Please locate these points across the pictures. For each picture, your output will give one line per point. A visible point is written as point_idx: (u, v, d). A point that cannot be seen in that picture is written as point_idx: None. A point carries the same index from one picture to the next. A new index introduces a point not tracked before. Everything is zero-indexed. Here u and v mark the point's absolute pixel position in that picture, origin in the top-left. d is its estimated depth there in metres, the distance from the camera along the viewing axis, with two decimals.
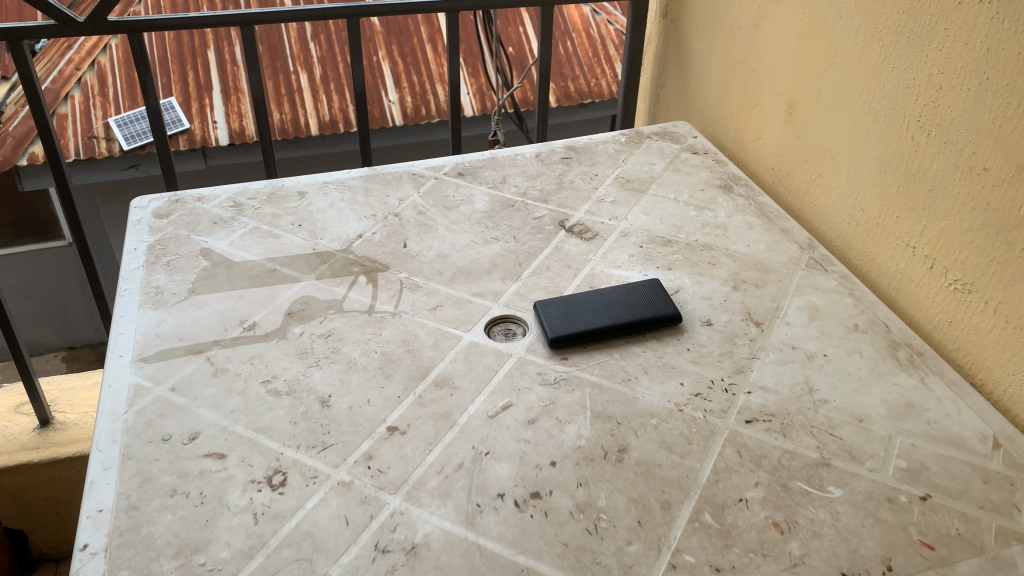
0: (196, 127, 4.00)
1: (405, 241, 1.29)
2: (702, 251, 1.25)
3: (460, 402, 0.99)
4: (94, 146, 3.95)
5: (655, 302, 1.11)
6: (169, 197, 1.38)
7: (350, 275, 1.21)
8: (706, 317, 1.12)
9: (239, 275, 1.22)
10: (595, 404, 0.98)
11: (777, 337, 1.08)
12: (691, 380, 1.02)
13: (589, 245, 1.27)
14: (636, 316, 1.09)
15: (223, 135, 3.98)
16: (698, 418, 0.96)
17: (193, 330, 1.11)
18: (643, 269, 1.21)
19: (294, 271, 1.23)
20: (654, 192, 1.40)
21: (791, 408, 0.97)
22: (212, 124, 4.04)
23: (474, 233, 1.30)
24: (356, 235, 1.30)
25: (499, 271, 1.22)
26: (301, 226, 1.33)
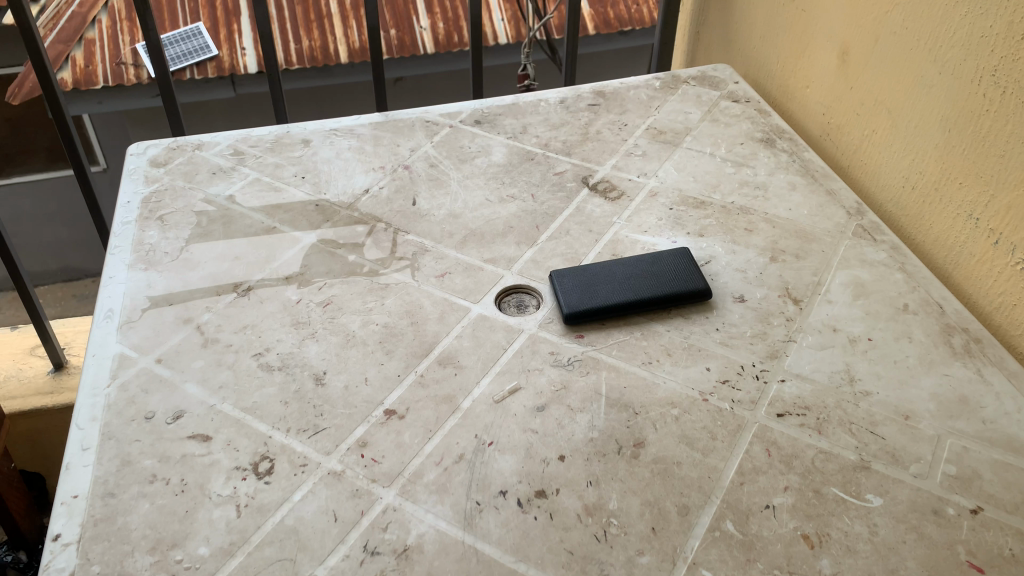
0: (224, 55, 3.87)
1: (415, 198, 1.20)
2: (738, 215, 1.14)
3: (464, 384, 0.91)
4: (123, 72, 3.82)
5: (682, 276, 1.01)
6: (167, 144, 1.30)
7: (354, 235, 1.13)
8: (739, 291, 1.02)
9: (236, 231, 1.14)
10: (612, 391, 0.90)
11: (817, 318, 0.98)
12: (719, 365, 0.93)
13: (614, 205, 1.17)
14: (660, 291, 0.99)
15: (252, 62, 3.86)
16: (725, 410, 0.87)
17: (184, 294, 1.03)
18: (672, 235, 1.10)
19: (295, 229, 1.14)
20: (688, 145, 1.28)
21: (829, 401, 0.88)
22: (240, 50, 3.92)
23: (489, 190, 1.21)
24: (363, 190, 1.21)
25: (514, 234, 1.12)
26: (304, 178, 1.24)
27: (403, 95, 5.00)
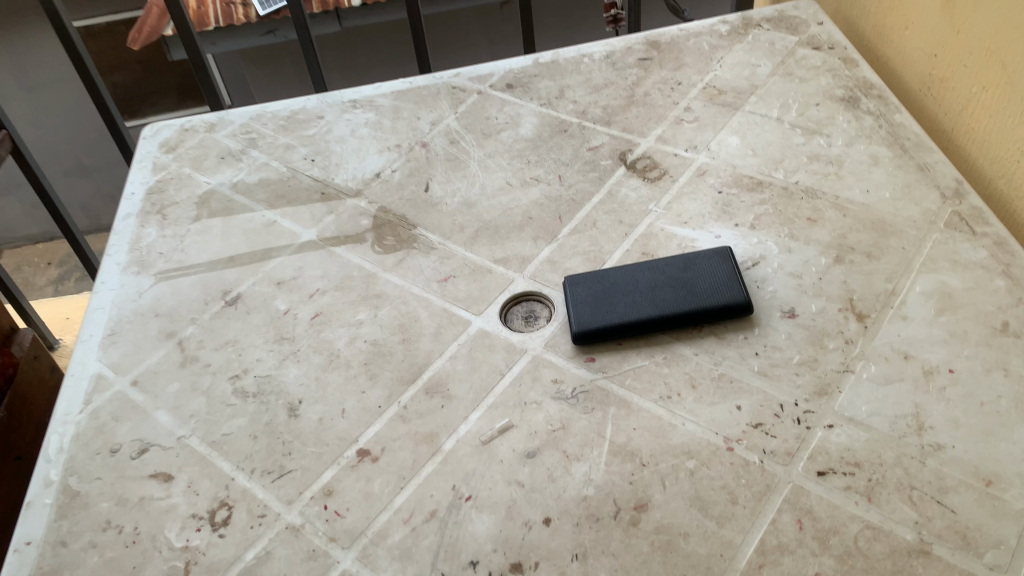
0: None
1: (428, 182, 1.07)
2: (801, 200, 0.94)
3: (450, 419, 0.80)
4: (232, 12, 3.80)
5: (711, 288, 0.84)
6: (180, 125, 1.23)
7: (357, 230, 1.02)
8: (790, 303, 0.84)
9: (235, 227, 1.05)
10: (617, 433, 0.76)
11: (885, 341, 0.79)
12: (753, 403, 0.77)
13: (652, 188, 1.00)
14: (685, 307, 0.83)
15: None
16: (752, 465, 0.72)
17: (171, 303, 0.96)
18: (717, 228, 0.93)
19: (295, 224, 1.04)
20: (751, 108, 1.08)
21: (886, 457, 0.71)
22: None
23: (512, 172, 1.06)
24: (374, 174, 1.09)
25: (531, 226, 0.98)
26: (314, 160, 1.13)
27: (502, 24, 4.80)
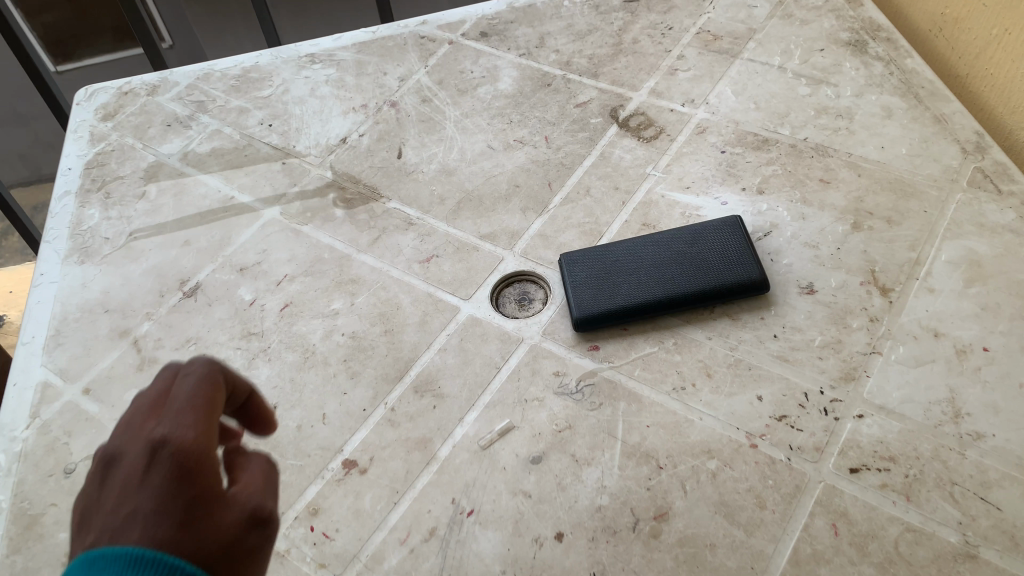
0: None
1: (401, 147, 0.97)
2: (811, 159, 0.87)
3: (444, 422, 0.73)
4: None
5: (722, 265, 0.77)
6: (117, 89, 1.11)
7: (325, 204, 0.92)
8: (807, 277, 0.77)
9: (189, 206, 0.94)
10: (629, 432, 0.69)
11: (912, 317, 0.73)
12: (775, 392, 0.70)
13: (648, 150, 0.91)
14: (694, 288, 0.76)
15: None
16: (778, 464, 0.66)
17: (122, 296, 0.86)
18: (722, 193, 0.85)
19: (255, 199, 0.94)
20: (750, 55, 0.99)
21: (922, 450, 0.65)
22: None
23: (493, 134, 0.97)
24: (339, 138, 0.99)
25: (519, 197, 0.89)
26: (271, 125, 1.02)
27: None
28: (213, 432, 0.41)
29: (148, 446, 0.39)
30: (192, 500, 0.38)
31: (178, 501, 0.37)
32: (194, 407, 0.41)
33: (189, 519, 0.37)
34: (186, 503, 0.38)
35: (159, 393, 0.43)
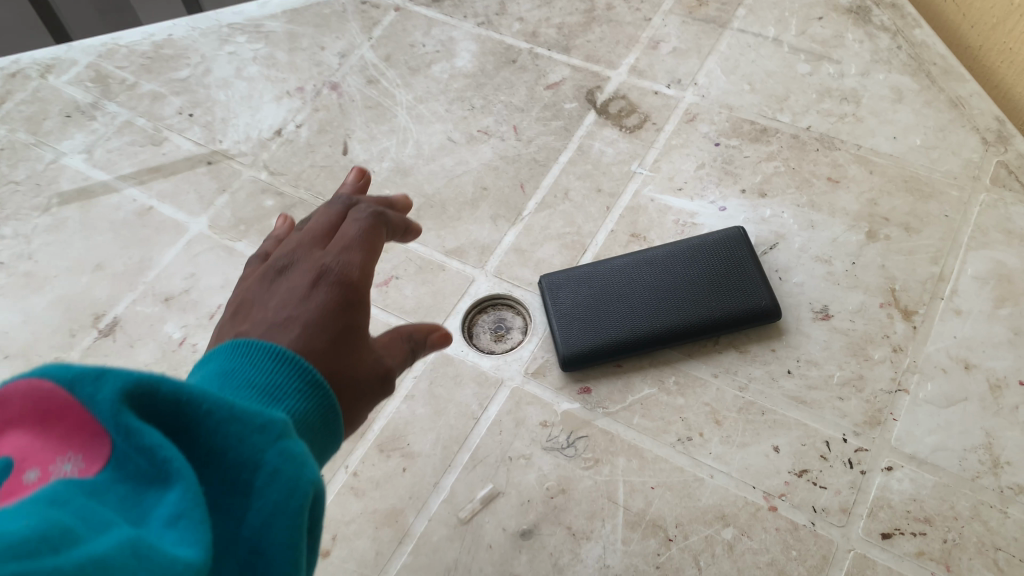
0: None
1: (347, 139, 0.84)
2: (816, 152, 0.77)
3: (417, 488, 0.63)
4: None
5: (725, 293, 0.67)
6: (4, 70, 0.94)
7: (262, 214, 0.79)
8: (821, 299, 0.68)
9: (99, 219, 0.80)
10: (632, 496, 0.61)
11: (939, 346, 0.65)
12: (793, 441, 0.62)
13: (631, 142, 0.80)
14: (694, 321, 0.66)
15: None
16: (802, 531, 0.59)
17: (25, 336, 0.73)
18: (719, 195, 0.75)
19: (177, 209, 0.80)
20: (740, 24, 0.88)
21: (960, 508, 0.58)
22: None
23: (453, 123, 0.84)
24: (273, 130, 0.85)
25: (488, 202, 0.78)
26: (191, 114, 0.87)
27: None
28: (372, 269, 0.49)
29: (319, 269, 0.47)
30: (342, 328, 0.45)
31: (335, 322, 0.44)
32: (361, 246, 0.49)
33: (340, 340, 0.44)
34: (335, 329, 0.44)
35: (332, 222, 0.51)
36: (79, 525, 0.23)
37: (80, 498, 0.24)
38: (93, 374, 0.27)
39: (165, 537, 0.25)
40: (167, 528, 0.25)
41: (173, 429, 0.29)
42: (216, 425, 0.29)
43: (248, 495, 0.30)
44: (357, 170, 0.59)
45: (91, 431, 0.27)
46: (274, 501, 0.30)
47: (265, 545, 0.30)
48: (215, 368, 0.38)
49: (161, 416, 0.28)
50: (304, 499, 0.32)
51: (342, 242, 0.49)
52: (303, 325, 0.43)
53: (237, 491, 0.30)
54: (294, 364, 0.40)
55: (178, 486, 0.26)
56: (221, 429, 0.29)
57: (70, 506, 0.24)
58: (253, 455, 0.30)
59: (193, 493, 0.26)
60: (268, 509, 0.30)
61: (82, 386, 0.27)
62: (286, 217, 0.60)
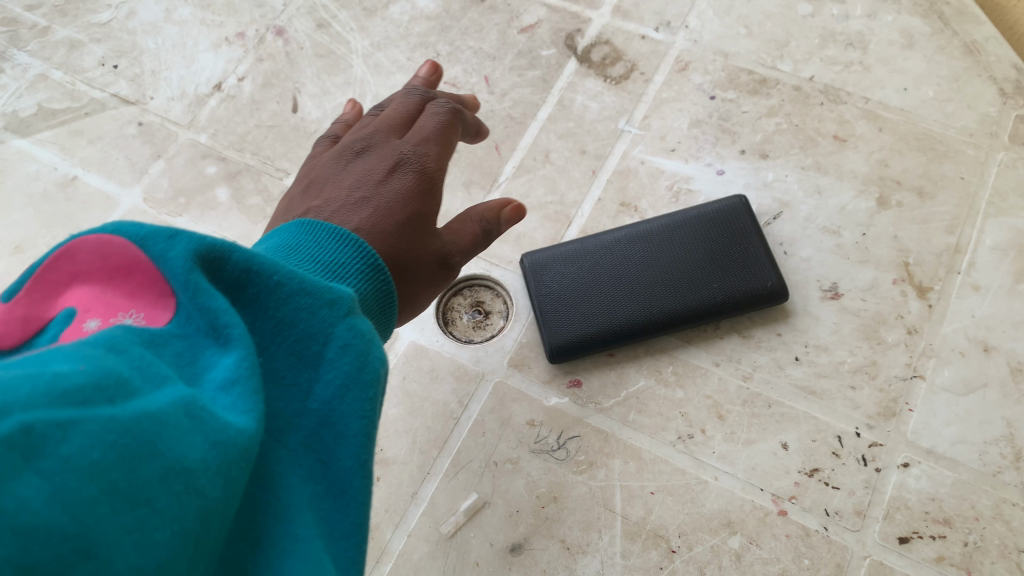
0: None
1: (296, 94, 0.74)
2: (821, 106, 0.70)
3: (394, 499, 0.57)
4: None
5: (726, 273, 0.60)
6: None
7: (203, 184, 0.70)
8: (829, 276, 0.62)
9: (18, 193, 0.71)
10: (630, 503, 0.56)
11: (957, 326, 0.60)
12: (803, 438, 0.57)
13: (617, 95, 0.72)
14: (692, 306, 0.60)
15: None
16: (814, 537, 0.54)
17: None
18: (716, 157, 0.68)
19: (105, 179, 0.71)
20: None
21: (982, 508, 0.54)
22: None
23: (416, 74, 0.75)
24: (212, 84, 0.75)
25: (459, 167, 0.70)
26: (115, 65, 0.76)
27: None
28: (446, 164, 0.50)
29: (394, 158, 0.48)
30: (413, 215, 0.46)
31: (406, 209, 0.45)
32: (437, 140, 0.50)
33: (408, 226, 0.45)
34: (406, 215, 0.45)
35: (408, 114, 0.52)
36: (137, 376, 0.22)
37: (137, 350, 0.24)
38: (166, 234, 0.27)
39: (217, 401, 0.24)
40: (220, 392, 0.25)
41: (241, 293, 0.29)
42: (286, 297, 0.30)
43: (318, 367, 0.30)
44: (430, 64, 0.58)
45: (161, 287, 0.27)
46: (344, 373, 0.30)
47: (336, 416, 0.29)
48: (284, 240, 0.38)
49: (229, 280, 0.29)
50: (374, 377, 0.31)
51: (417, 135, 0.49)
52: (375, 206, 0.45)
53: (305, 363, 0.30)
54: (354, 244, 0.39)
55: (234, 351, 0.26)
56: (289, 301, 0.30)
57: (128, 355, 0.23)
58: (322, 328, 0.30)
59: (249, 359, 0.26)
60: (337, 381, 0.30)
61: (154, 244, 0.27)
62: (358, 102, 0.62)
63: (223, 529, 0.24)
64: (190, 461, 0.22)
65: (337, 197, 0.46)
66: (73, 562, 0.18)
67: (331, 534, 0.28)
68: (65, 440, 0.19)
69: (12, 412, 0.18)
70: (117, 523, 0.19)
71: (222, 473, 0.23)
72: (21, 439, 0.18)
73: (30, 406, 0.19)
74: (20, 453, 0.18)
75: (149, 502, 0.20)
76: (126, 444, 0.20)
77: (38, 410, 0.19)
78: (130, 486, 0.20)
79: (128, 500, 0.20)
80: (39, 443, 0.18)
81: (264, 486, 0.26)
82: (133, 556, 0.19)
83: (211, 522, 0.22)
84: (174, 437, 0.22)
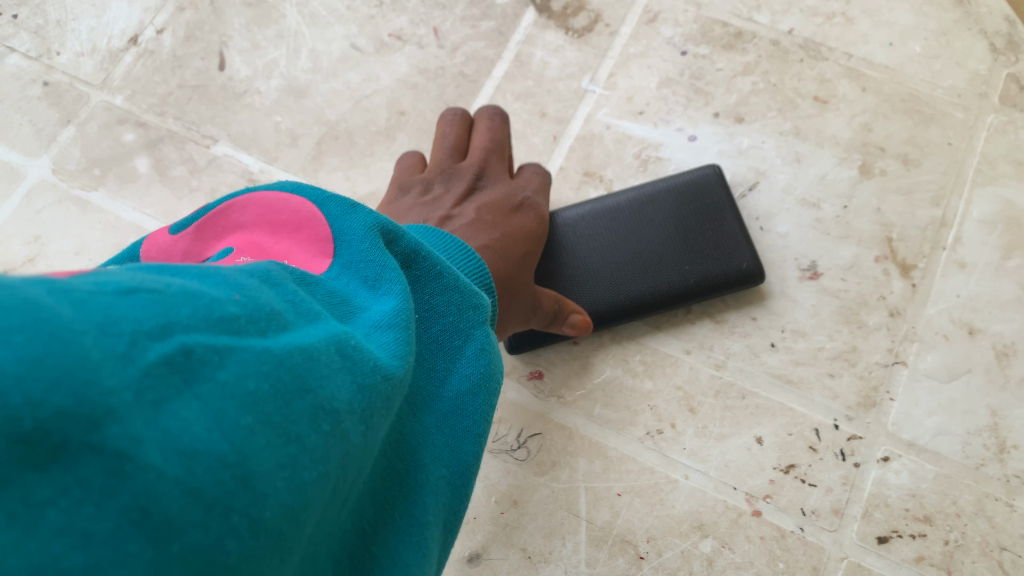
0: None
1: (223, 49, 0.66)
2: (801, 63, 0.64)
3: None
4: None
5: (700, 254, 0.55)
6: None
7: (120, 153, 0.63)
8: (808, 253, 0.58)
9: None
10: (595, 507, 0.52)
11: (941, 308, 0.56)
12: (778, 432, 0.54)
13: (580, 50, 0.65)
14: (662, 290, 0.55)
15: None
16: (789, 539, 0.51)
17: None
18: (688, 121, 0.63)
19: (9, 149, 0.64)
20: None
21: (964, 504, 0.51)
22: None
23: (357, 25, 0.67)
24: (127, 37, 0.67)
25: (407, 131, 0.63)
26: (14, 14, 0.67)
27: None
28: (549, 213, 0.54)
29: (518, 192, 0.52)
30: (526, 252, 0.50)
31: (523, 244, 0.50)
32: (544, 191, 0.54)
33: (523, 262, 0.49)
34: (523, 251, 0.49)
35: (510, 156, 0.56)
36: (291, 311, 0.23)
37: (292, 287, 0.24)
38: (346, 205, 0.32)
39: (372, 339, 0.25)
40: (372, 333, 0.26)
41: (407, 269, 0.32)
42: (442, 288, 0.32)
43: (456, 359, 0.32)
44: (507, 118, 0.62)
45: (326, 247, 0.31)
46: (478, 371, 0.32)
47: (466, 409, 0.31)
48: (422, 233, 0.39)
49: (397, 254, 0.32)
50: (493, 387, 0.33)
51: (528, 181, 0.54)
52: (502, 233, 0.49)
53: (446, 352, 0.32)
54: (473, 256, 0.39)
55: (387, 303, 0.28)
56: (444, 293, 0.32)
57: (282, 292, 0.23)
58: (465, 326, 0.32)
59: (403, 312, 0.27)
60: (472, 378, 0.32)
61: (339, 211, 0.32)
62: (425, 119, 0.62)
63: (360, 475, 0.24)
64: (338, 402, 0.21)
65: (462, 217, 0.49)
66: (231, 489, 0.18)
67: (450, 513, 0.30)
68: (223, 366, 0.19)
69: (173, 333, 0.18)
70: (270, 456, 0.19)
71: (365, 419, 0.23)
72: (180, 359, 0.18)
73: (190, 328, 0.19)
74: (180, 375, 0.18)
75: (299, 439, 0.20)
76: (281, 376, 0.20)
77: (196, 333, 0.19)
78: (284, 420, 0.19)
79: (282, 434, 0.19)
80: (198, 366, 0.18)
81: (404, 457, 0.28)
82: (284, 492, 0.19)
83: (349, 465, 0.22)
84: (326, 376, 0.21)
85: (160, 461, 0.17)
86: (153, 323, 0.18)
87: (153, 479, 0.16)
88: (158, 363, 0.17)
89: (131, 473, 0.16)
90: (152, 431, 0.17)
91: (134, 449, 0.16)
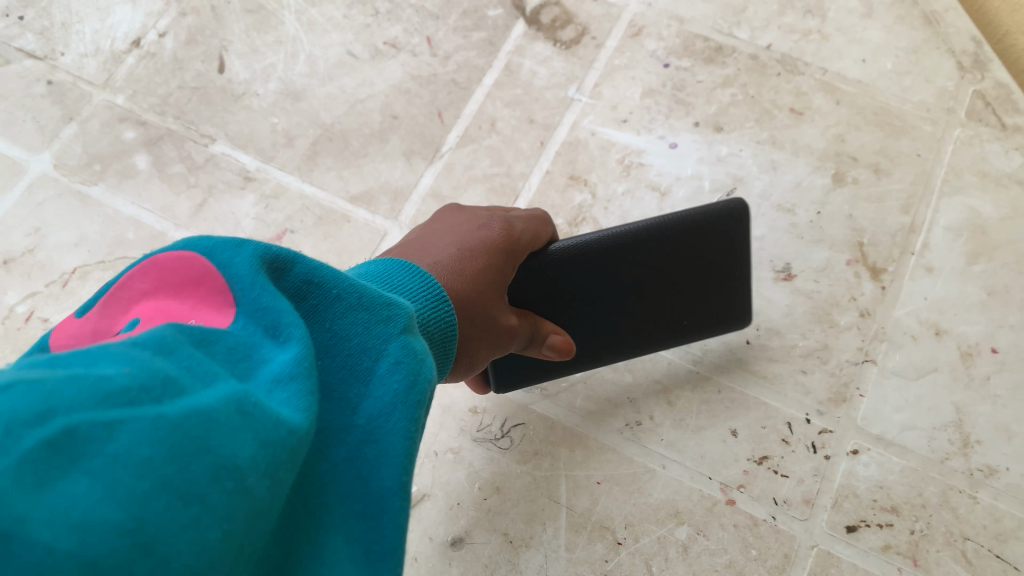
0: None
1: (223, 52, 0.69)
2: (778, 77, 0.67)
3: None
4: None
5: (705, 296, 0.51)
6: None
7: (121, 149, 0.65)
8: (783, 256, 0.61)
9: None
10: (575, 494, 0.54)
11: (909, 309, 0.59)
12: (753, 425, 0.56)
13: (568, 61, 0.68)
14: (657, 329, 0.51)
15: None
16: (762, 526, 0.53)
17: None
18: (669, 129, 0.65)
19: (11, 144, 0.65)
20: None
21: (929, 495, 0.53)
22: None
23: (353, 33, 0.70)
24: (130, 39, 0.69)
25: (400, 134, 0.66)
26: (21, 16, 0.70)
27: None
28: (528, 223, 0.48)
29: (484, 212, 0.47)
30: (493, 265, 0.43)
31: (488, 256, 0.43)
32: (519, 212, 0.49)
33: (484, 274, 0.42)
34: (485, 261, 0.43)
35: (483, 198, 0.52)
36: (187, 374, 0.20)
37: (189, 348, 0.21)
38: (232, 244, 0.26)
39: (270, 397, 0.22)
40: (274, 387, 0.22)
41: (300, 302, 0.27)
42: (344, 310, 0.27)
43: (366, 382, 0.26)
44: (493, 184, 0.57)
45: (225, 299, 0.25)
46: (391, 390, 0.26)
47: (380, 433, 0.25)
48: (360, 272, 0.35)
49: (288, 287, 0.27)
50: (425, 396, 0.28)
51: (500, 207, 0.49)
52: (460, 249, 0.43)
53: (355, 378, 0.26)
54: (420, 275, 0.35)
55: (290, 349, 0.24)
56: (345, 315, 0.27)
57: (177, 355, 0.20)
58: (375, 344, 0.27)
59: (307, 361, 0.24)
60: (385, 398, 0.26)
61: (223, 252, 0.26)
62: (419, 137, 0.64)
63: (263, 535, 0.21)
64: (240, 459, 0.20)
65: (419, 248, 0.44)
66: (131, 558, 0.17)
67: None
68: (113, 439, 0.17)
69: (55, 416, 0.17)
70: (171, 520, 0.18)
71: (270, 474, 0.20)
72: (63, 440, 0.16)
73: (75, 407, 0.17)
74: (66, 456, 0.16)
75: (201, 499, 0.18)
76: (179, 442, 0.18)
77: (82, 411, 0.17)
78: (184, 482, 0.18)
79: (182, 497, 0.18)
80: (86, 444, 0.17)
81: (306, 503, 0.24)
82: (188, 555, 0.18)
83: (257, 522, 0.20)
84: (226, 435, 0.19)
85: (49, 537, 0.15)
86: (29, 409, 0.16)
87: (42, 556, 0.15)
88: (38, 448, 0.16)
89: (16, 549, 0.15)
90: (38, 511, 0.15)
91: (18, 528, 0.15)
